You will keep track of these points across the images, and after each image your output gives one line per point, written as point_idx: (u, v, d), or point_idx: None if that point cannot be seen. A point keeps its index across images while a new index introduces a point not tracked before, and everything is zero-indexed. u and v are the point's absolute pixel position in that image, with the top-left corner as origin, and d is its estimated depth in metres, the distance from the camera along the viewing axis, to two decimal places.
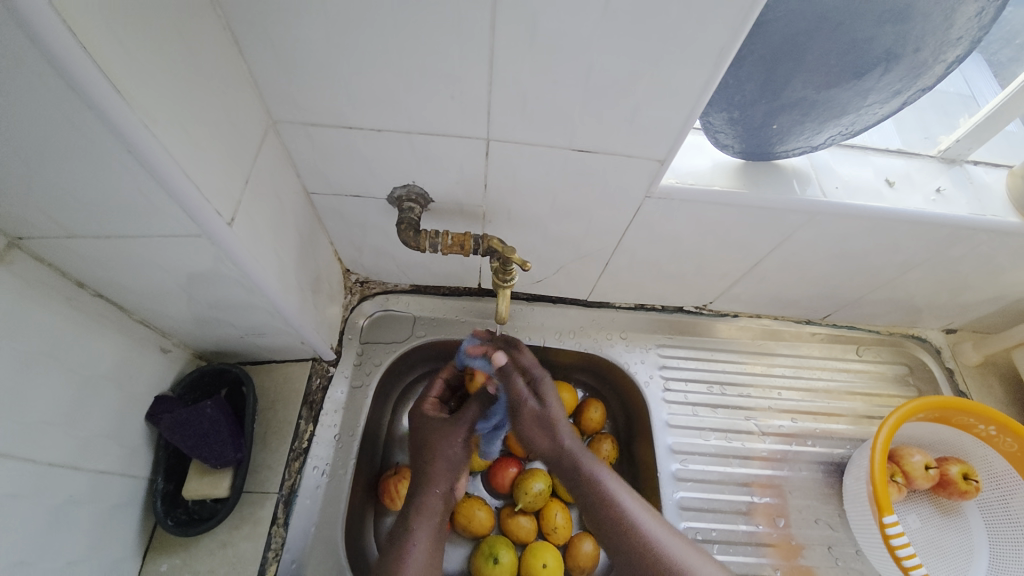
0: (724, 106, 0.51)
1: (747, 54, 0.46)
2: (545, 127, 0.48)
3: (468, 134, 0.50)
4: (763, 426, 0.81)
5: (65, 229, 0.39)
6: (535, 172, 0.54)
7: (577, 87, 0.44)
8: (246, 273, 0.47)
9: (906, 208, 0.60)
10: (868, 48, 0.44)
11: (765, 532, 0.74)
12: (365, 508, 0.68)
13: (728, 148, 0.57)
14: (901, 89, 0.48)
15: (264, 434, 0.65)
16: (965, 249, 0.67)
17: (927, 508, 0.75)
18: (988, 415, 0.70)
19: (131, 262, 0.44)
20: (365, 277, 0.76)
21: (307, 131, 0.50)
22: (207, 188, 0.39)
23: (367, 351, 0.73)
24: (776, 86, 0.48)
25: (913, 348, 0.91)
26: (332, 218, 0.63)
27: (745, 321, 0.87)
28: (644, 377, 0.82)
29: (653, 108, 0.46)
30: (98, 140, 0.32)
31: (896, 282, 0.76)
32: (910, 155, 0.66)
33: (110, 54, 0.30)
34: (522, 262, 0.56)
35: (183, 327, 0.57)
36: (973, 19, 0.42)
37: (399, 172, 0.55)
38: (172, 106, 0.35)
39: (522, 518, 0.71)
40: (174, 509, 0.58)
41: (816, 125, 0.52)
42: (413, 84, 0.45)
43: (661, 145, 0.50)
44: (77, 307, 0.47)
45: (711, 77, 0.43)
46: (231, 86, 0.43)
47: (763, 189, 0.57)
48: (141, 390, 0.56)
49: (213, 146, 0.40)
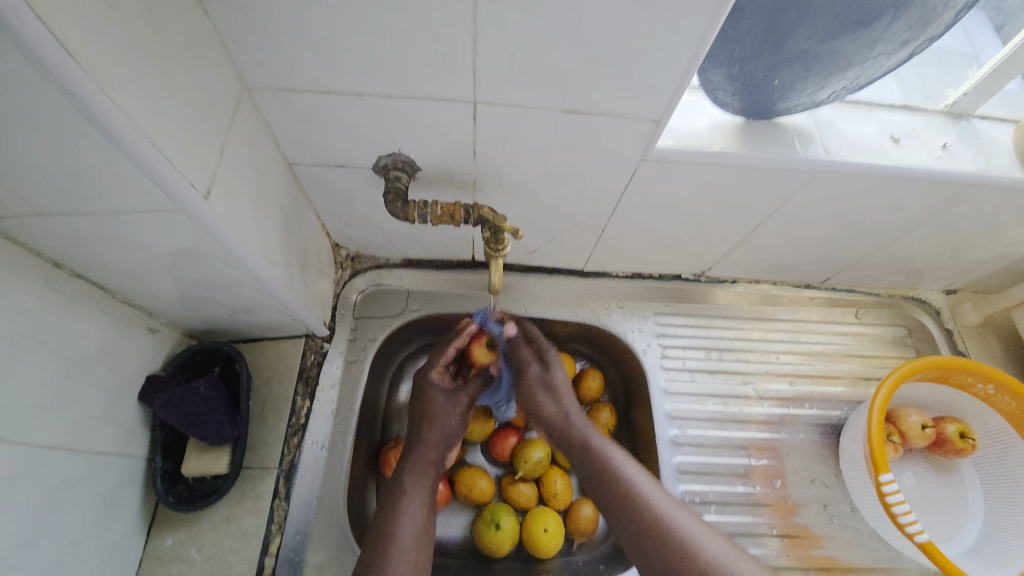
0: (724, 60, 0.49)
1: (747, 4, 0.44)
2: (535, 87, 0.46)
3: (454, 97, 0.47)
4: (761, 390, 0.81)
5: (33, 208, 0.38)
6: (526, 136, 0.52)
7: (567, 42, 0.42)
8: (228, 249, 0.45)
9: (911, 165, 0.57)
10: None
11: (762, 493, 0.75)
12: (366, 480, 0.68)
13: (727, 106, 0.54)
14: (910, 39, 0.45)
15: (261, 411, 0.64)
16: (969, 207, 0.65)
17: (922, 466, 0.76)
18: (987, 373, 0.70)
19: (108, 240, 0.42)
20: (356, 251, 0.74)
21: (284, 98, 0.48)
22: (179, 160, 0.37)
23: (361, 326, 0.72)
24: (778, 38, 0.45)
25: (913, 309, 0.90)
26: (317, 191, 0.61)
27: (743, 287, 0.86)
28: (642, 345, 0.81)
29: (649, 64, 0.43)
30: (52, 108, 0.30)
31: (897, 243, 0.74)
32: (917, 109, 0.63)
33: (58, 12, 0.28)
34: (515, 231, 0.54)
35: (170, 307, 0.55)
36: None
37: (384, 140, 0.52)
38: (132, 71, 0.33)
39: (522, 485, 0.72)
40: (175, 486, 0.58)
41: (819, 80, 0.49)
42: (393, 43, 0.42)
43: (657, 105, 0.47)
44: (56, 289, 0.46)
45: (710, 28, 0.40)
46: (198, 49, 0.40)
47: (764, 149, 0.55)
48: (131, 371, 0.55)
49: (182, 115, 0.38)
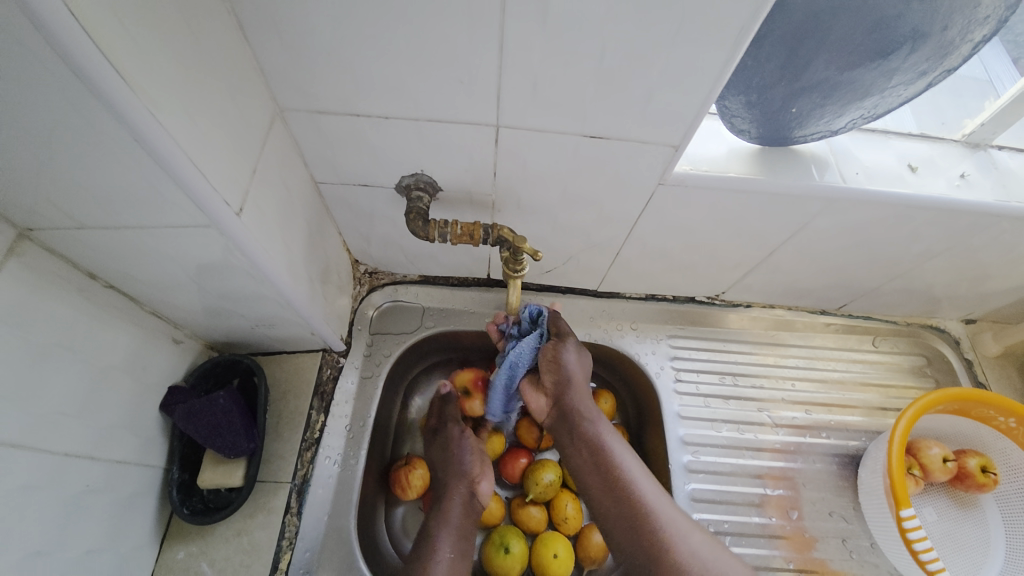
0: (742, 88, 0.50)
1: (767, 34, 0.45)
2: (556, 112, 0.47)
3: (478, 122, 0.49)
4: (776, 418, 0.80)
5: (75, 221, 0.39)
6: (546, 159, 0.53)
7: (588, 73, 0.43)
8: (256, 264, 0.46)
9: (929, 195, 0.58)
10: (894, 27, 0.42)
11: (778, 524, 0.73)
12: (377, 498, 0.68)
13: (743, 133, 0.55)
14: (927, 70, 0.46)
15: (276, 424, 0.65)
16: (988, 237, 0.65)
17: (943, 501, 0.74)
18: (1008, 407, 0.68)
19: (141, 252, 0.44)
20: (374, 267, 0.76)
21: (314, 120, 0.50)
22: (215, 179, 0.39)
23: (376, 341, 0.73)
24: (797, 66, 0.46)
25: (931, 338, 0.89)
26: (340, 209, 0.63)
27: (757, 311, 0.86)
28: (655, 368, 0.81)
29: (668, 92, 0.45)
30: (105, 129, 0.32)
31: (915, 271, 0.74)
32: (933, 139, 0.64)
33: (116, 45, 0.30)
34: (533, 250, 0.54)
35: (194, 318, 0.57)
36: None
37: (408, 162, 0.54)
38: (180, 98, 0.35)
39: (532, 508, 0.71)
40: (190, 498, 0.58)
41: (837, 108, 0.50)
42: (421, 70, 0.44)
43: (675, 131, 0.48)
44: (89, 299, 0.47)
45: (730, 58, 0.41)
46: (238, 74, 0.42)
47: (780, 175, 0.56)
48: (153, 381, 0.56)
49: (221, 136, 0.40)
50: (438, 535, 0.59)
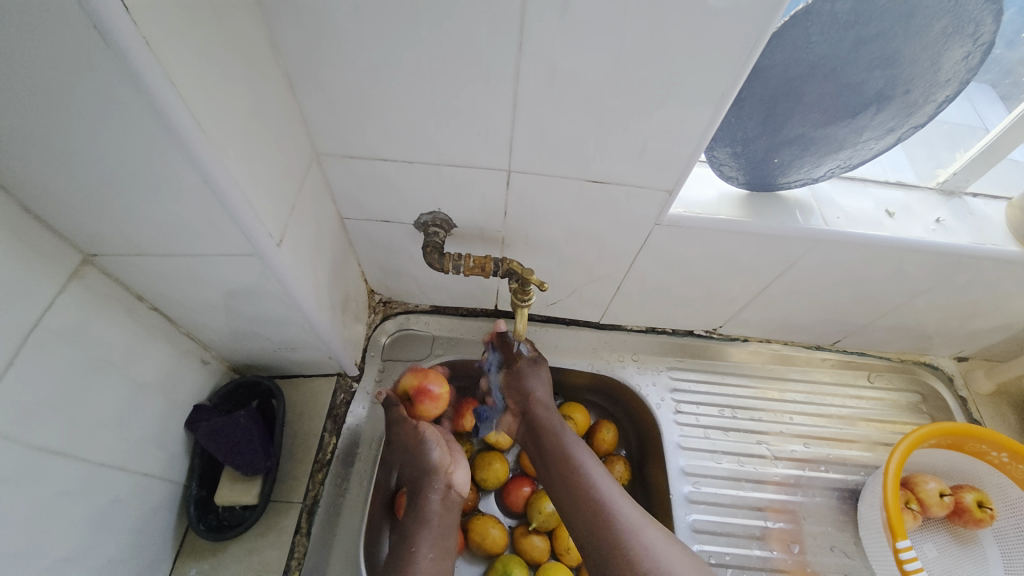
0: (728, 141, 0.55)
1: (747, 96, 0.51)
2: (563, 159, 0.53)
3: (492, 167, 0.55)
4: (776, 450, 0.82)
5: (135, 248, 0.44)
6: (552, 200, 0.59)
7: (591, 128, 0.49)
8: (288, 290, 0.51)
9: (906, 238, 0.62)
10: (861, 90, 0.48)
11: (780, 558, 0.74)
12: (382, 523, 0.69)
13: (732, 179, 0.61)
14: (895, 127, 0.52)
15: (291, 445, 0.68)
16: (969, 276, 0.69)
17: (943, 537, 0.74)
18: (1000, 442, 0.70)
19: (187, 277, 0.49)
20: (388, 297, 0.80)
21: (346, 163, 0.56)
22: (262, 214, 0.44)
23: (388, 367, 0.76)
24: (776, 122, 0.52)
25: (926, 375, 0.91)
26: (361, 242, 0.68)
27: (755, 345, 0.89)
28: (656, 400, 0.83)
29: (662, 144, 0.50)
30: (178, 172, 0.37)
31: (903, 309, 0.78)
32: (909, 186, 0.69)
33: (200, 102, 0.35)
34: (540, 284, 0.59)
35: (222, 340, 0.61)
36: (960, 62, 0.46)
37: (427, 201, 0.60)
38: (241, 145, 0.41)
39: (535, 537, 0.72)
40: (206, 515, 0.61)
41: (815, 159, 0.55)
42: (443, 123, 0.50)
43: (669, 178, 0.54)
44: (135, 319, 0.51)
45: (715, 115, 0.47)
46: (285, 125, 0.48)
47: (766, 217, 0.61)
48: (181, 399, 0.59)
49: (268, 177, 0.45)
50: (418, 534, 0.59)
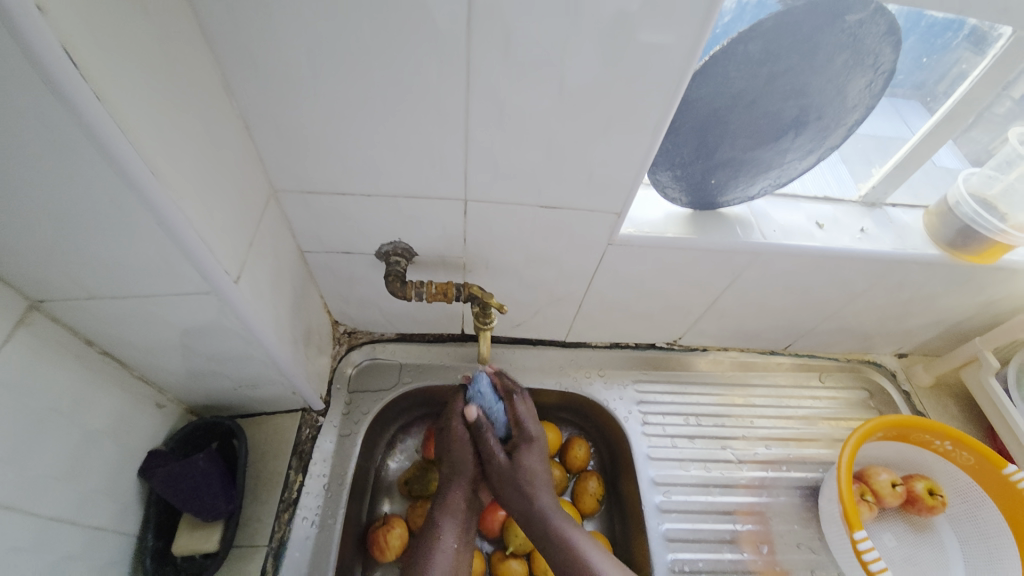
0: (668, 165, 0.58)
1: (680, 126, 0.55)
2: (517, 187, 0.56)
3: (450, 196, 0.57)
4: (741, 454, 0.85)
5: (86, 292, 0.43)
6: (510, 226, 0.61)
7: (541, 157, 0.52)
8: (248, 325, 0.50)
9: (837, 246, 0.68)
10: (779, 117, 0.53)
11: (751, 559, 0.76)
12: (354, 562, 0.68)
13: (676, 200, 0.65)
14: (814, 148, 0.57)
15: (254, 486, 0.66)
16: (896, 278, 0.75)
17: (900, 526, 0.79)
18: (942, 431, 0.76)
19: (142, 319, 0.48)
20: (353, 327, 0.80)
21: (304, 198, 0.56)
22: (219, 251, 0.44)
23: (355, 399, 0.76)
24: (709, 148, 0.56)
25: (871, 373, 0.97)
26: (323, 274, 0.68)
27: (715, 354, 0.93)
28: (624, 413, 0.85)
29: (608, 170, 0.54)
30: (133, 213, 0.37)
31: (843, 312, 0.83)
32: (835, 202, 0.75)
33: (153, 147, 0.36)
34: (501, 305, 0.61)
35: (180, 382, 0.59)
36: (864, 89, 0.52)
37: (388, 231, 0.61)
38: (195, 185, 0.41)
39: (513, 561, 0.72)
40: (163, 567, 0.57)
41: (748, 178, 0.60)
42: (401, 157, 0.52)
43: (617, 200, 0.57)
44: (84, 364, 0.50)
45: (652, 143, 0.51)
46: (242, 163, 0.49)
47: (711, 233, 0.65)
48: (135, 446, 0.57)
49: (225, 214, 0.45)
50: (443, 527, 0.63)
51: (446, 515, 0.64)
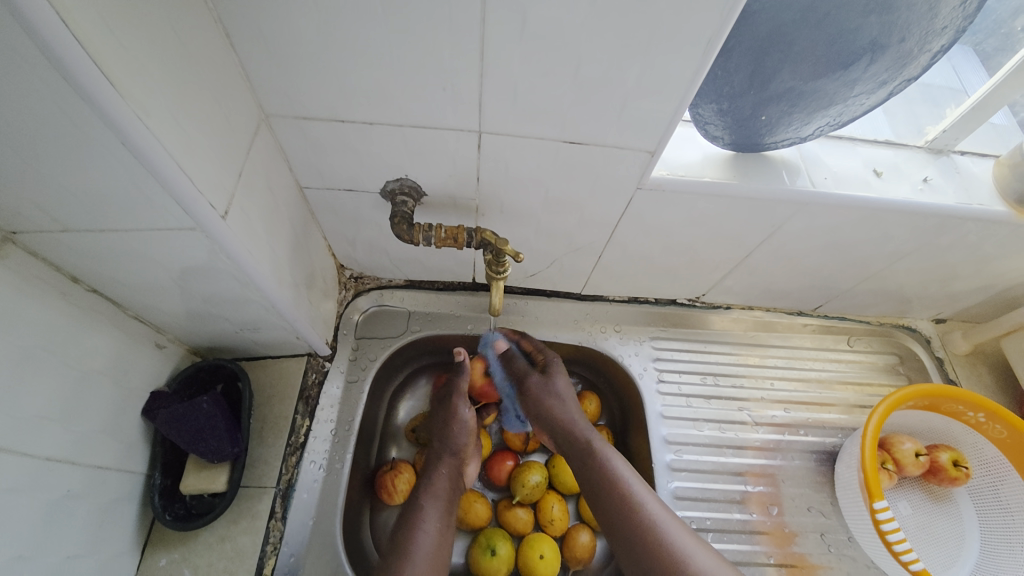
0: (713, 97, 0.52)
1: (735, 45, 0.47)
2: (537, 119, 0.49)
3: (461, 128, 0.50)
4: (757, 416, 0.82)
5: (59, 224, 0.40)
6: (527, 164, 0.55)
7: (566, 83, 0.45)
8: (241, 267, 0.47)
9: (893, 198, 0.60)
10: (854, 39, 0.45)
11: (759, 520, 0.75)
12: (362, 503, 0.68)
13: (718, 139, 0.57)
14: (888, 79, 0.49)
15: (261, 429, 0.65)
16: (952, 238, 0.68)
17: (917, 495, 0.76)
18: (975, 401, 0.71)
19: (126, 256, 0.44)
20: (360, 273, 0.76)
21: (300, 126, 0.51)
22: (200, 181, 0.39)
23: (363, 346, 0.73)
24: (764, 76, 0.49)
25: (904, 338, 0.92)
26: (325, 214, 0.64)
27: (738, 313, 0.88)
28: (639, 369, 0.82)
29: (642, 100, 0.47)
30: (95, 134, 0.32)
31: (885, 272, 0.77)
32: (898, 145, 0.66)
33: (108, 54, 0.30)
34: (515, 253, 0.56)
35: (178, 323, 0.57)
36: (957, 8, 0.43)
37: (392, 167, 0.55)
38: (167, 104, 0.36)
39: (519, 509, 0.71)
40: (173, 504, 0.58)
41: (804, 116, 0.52)
42: (404, 79, 0.45)
43: (651, 137, 0.50)
44: (72, 302, 0.47)
45: (700, 68, 0.43)
46: (225, 82, 0.43)
47: (752, 179, 0.58)
48: (136, 386, 0.56)
49: (206, 141, 0.40)
50: (425, 506, 0.60)
51: (428, 496, 0.62)
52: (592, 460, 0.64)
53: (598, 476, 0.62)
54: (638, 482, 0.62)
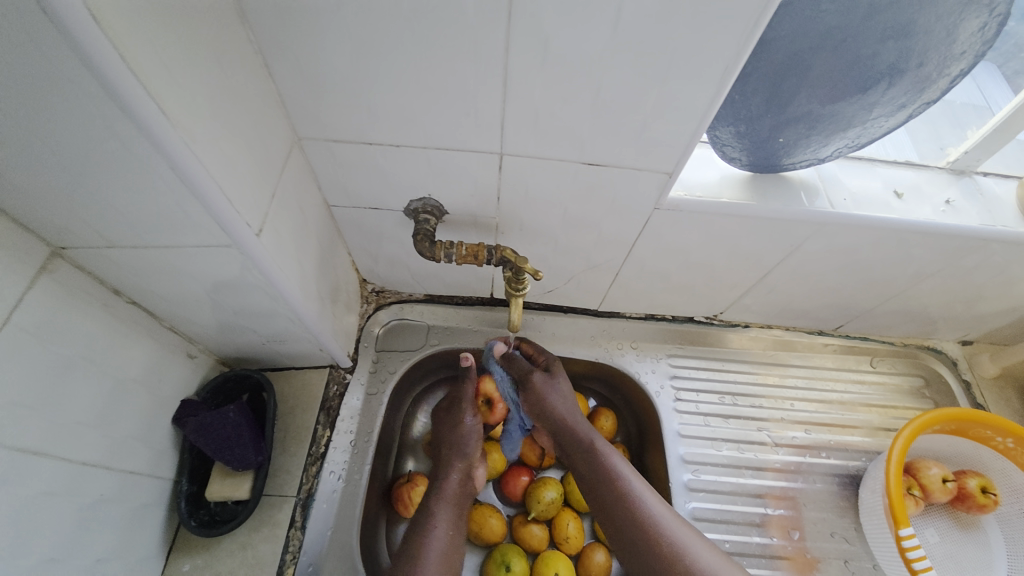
0: (731, 120, 0.53)
1: (752, 71, 0.48)
2: (556, 141, 0.50)
3: (483, 150, 0.52)
4: (777, 437, 0.81)
5: (106, 240, 0.42)
6: (546, 184, 0.56)
7: (585, 107, 0.47)
8: (271, 281, 0.49)
9: (914, 219, 0.60)
10: (872, 64, 0.45)
11: (780, 545, 0.73)
12: (379, 514, 0.68)
13: (735, 160, 0.58)
14: (907, 102, 0.49)
15: (283, 439, 0.67)
16: (978, 259, 0.67)
17: (945, 522, 0.74)
18: (1004, 427, 0.69)
19: (165, 270, 0.47)
20: (381, 287, 0.78)
21: (329, 148, 0.53)
22: (238, 201, 0.42)
23: (382, 358, 0.75)
24: (781, 100, 0.49)
25: (930, 360, 0.89)
26: (350, 230, 0.66)
27: (756, 331, 0.87)
28: (655, 387, 0.82)
29: (660, 123, 0.48)
30: (145, 159, 0.35)
31: (908, 292, 0.76)
32: (918, 166, 0.66)
33: (161, 86, 0.33)
34: (534, 271, 0.57)
35: (209, 334, 0.59)
36: (976, 34, 0.43)
37: (417, 187, 0.57)
38: (211, 129, 0.38)
39: (534, 526, 0.71)
40: (198, 510, 0.60)
41: (821, 138, 0.53)
42: (429, 104, 0.47)
43: (668, 159, 0.51)
44: (113, 313, 0.49)
45: (717, 93, 0.45)
46: (262, 107, 0.45)
47: (770, 200, 0.58)
48: (168, 395, 0.58)
49: (244, 163, 0.43)
50: (436, 510, 0.62)
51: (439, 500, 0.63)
52: (592, 458, 0.65)
53: (599, 474, 0.64)
54: (635, 478, 0.63)
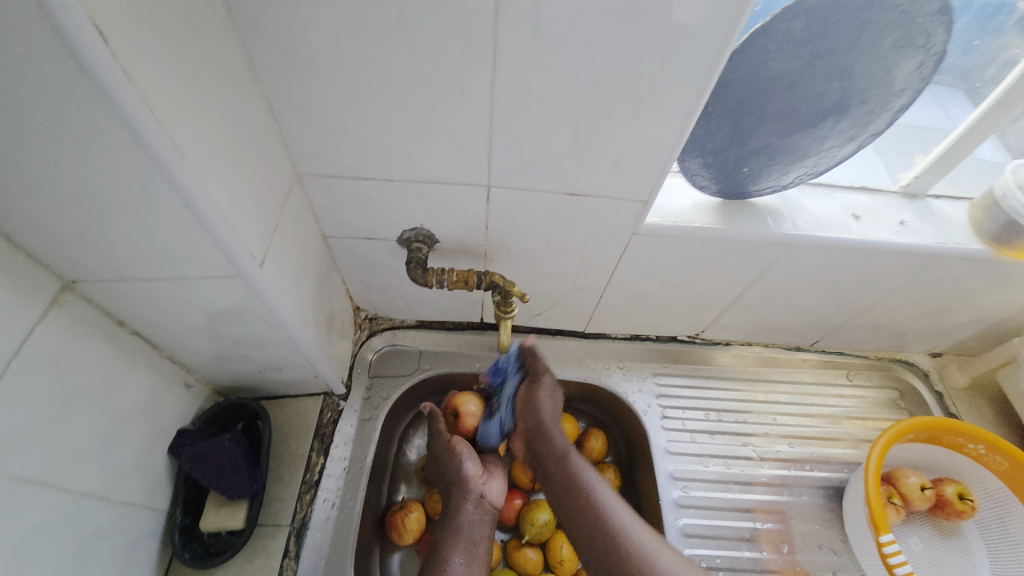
0: (699, 152, 0.56)
1: (714, 110, 0.53)
2: (540, 174, 0.54)
3: (472, 182, 0.56)
4: (762, 451, 0.83)
5: (116, 273, 0.44)
6: (532, 213, 0.60)
7: (566, 143, 0.51)
8: (271, 310, 0.51)
9: (872, 239, 0.65)
10: (820, 101, 0.51)
11: (770, 559, 0.75)
12: (372, 543, 0.68)
13: (705, 188, 0.63)
14: (855, 134, 0.54)
15: (277, 467, 0.67)
16: (935, 274, 0.71)
17: (926, 530, 0.76)
18: (975, 433, 0.73)
19: (170, 301, 0.49)
20: (374, 313, 0.80)
21: (327, 183, 0.56)
22: (243, 234, 0.44)
23: (376, 384, 0.76)
24: (743, 135, 0.54)
25: (902, 372, 0.94)
26: (345, 259, 0.68)
27: (738, 348, 0.91)
28: (643, 406, 0.84)
29: (635, 157, 0.52)
30: (160, 198, 0.38)
31: (876, 307, 0.80)
32: (874, 191, 0.71)
33: (181, 132, 0.36)
34: (523, 295, 0.60)
35: (206, 363, 0.61)
36: (913, 72, 0.49)
37: (409, 217, 0.60)
38: (223, 169, 0.41)
39: (528, 550, 0.72)
40: (191, 542, 0.60)
41: (782, 167, 0.58)
42: (422, 142, 0.51)
43: (643, 189, 0.56)
44: (116, 344, 0.51)
45: (683, 129, 0.49)
46: (267, 147, 0.49)
47: (740, 224, 0.63)
48: (164, 425, 0.59)
49: (250, 199, 0.46)
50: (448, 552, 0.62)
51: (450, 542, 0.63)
52: (560, 462, 0.67)
53: (565, 479, 0.66)
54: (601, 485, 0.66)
